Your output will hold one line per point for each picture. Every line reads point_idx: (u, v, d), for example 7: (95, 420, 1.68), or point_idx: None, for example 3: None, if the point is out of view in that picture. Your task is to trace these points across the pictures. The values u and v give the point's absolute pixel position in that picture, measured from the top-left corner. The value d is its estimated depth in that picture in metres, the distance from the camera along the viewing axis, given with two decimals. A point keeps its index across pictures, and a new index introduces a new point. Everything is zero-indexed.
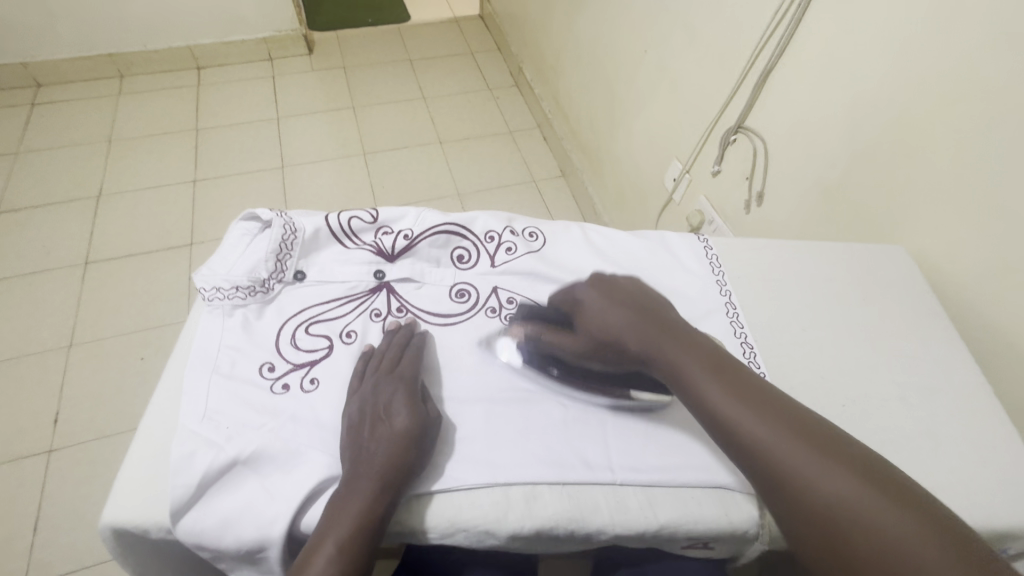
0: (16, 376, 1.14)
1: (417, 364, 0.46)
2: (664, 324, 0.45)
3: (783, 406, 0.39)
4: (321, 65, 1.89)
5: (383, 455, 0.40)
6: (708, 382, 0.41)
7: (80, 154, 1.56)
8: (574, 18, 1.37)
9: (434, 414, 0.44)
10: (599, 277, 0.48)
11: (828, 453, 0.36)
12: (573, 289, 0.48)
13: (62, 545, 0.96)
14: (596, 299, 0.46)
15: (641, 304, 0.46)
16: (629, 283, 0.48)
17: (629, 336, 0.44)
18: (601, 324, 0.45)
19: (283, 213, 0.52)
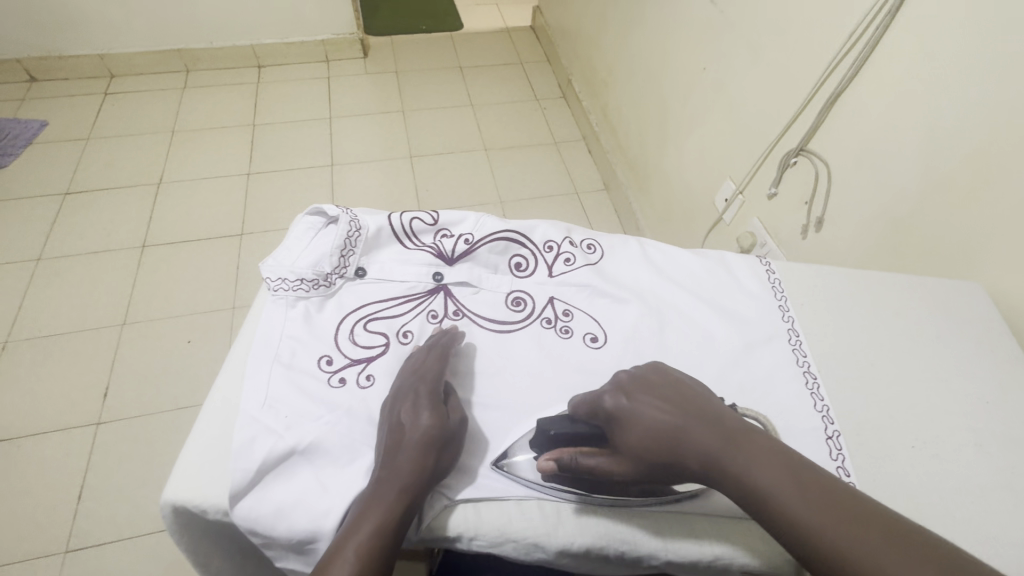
0: (73, 349, 1.20)
1: (441, 365, 0.45)
2: (717, 424, 0.37)
3: (840, 491, 0.33)
4: (374, 69, 1.94)
5: (404, 458, 0.39)
6: (792, 501, 0.33)
7: (145, 142, 1.63)
8: (629, 33, 1.37)
9: (456, 417, 0.42)
10: (625, 376, 0.41)
11: (944, 559, 0.29)
12: (601, 396, 0.40)
13: (103, 516, 1.00)
14: (632, 404, 0.38)
15: (685, 403, 0.38)
16: (660, 377, 0.40)
17: (683, 454, 0.36)
18: (644, 436, 0.37)
19: (349, 210, 0.53)
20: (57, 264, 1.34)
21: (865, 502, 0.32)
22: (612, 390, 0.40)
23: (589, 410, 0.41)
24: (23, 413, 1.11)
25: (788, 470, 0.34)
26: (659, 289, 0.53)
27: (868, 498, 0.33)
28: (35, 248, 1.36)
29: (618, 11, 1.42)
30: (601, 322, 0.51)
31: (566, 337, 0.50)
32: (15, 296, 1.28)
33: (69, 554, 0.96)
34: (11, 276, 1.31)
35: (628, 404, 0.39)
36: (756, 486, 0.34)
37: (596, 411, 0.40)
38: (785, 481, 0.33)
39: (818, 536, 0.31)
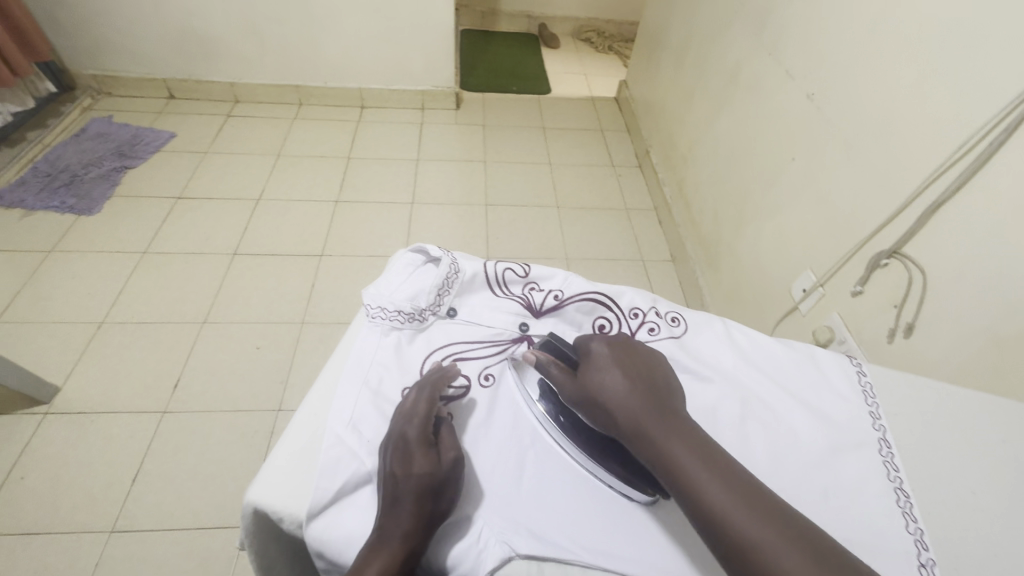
0: (157, 338, 1.30)
1: (427, 410, 0.44)
2: (665, 399, 0.42)
3: (732, 471, 0.36)
4: (464, 120, 2.08)
5: (402, 512, 0.39)
6: (690, 463, 0.37)
7: (253, 161, 1.81)
8: (716, 116, 1.41)
9: (450, 460, 0.42)
10: (620, 337, 0.47)
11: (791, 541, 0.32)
12: (589, 341, 0.47)
13: (151, 502, 1.04)
14: (604, 354, 0.44)
15: (651, 374, 0.43)
16: (647, 351, 0.46)
17: (620, 403, 0.41)
18: (599, 386, 0.43)
19: (450, 252, 0.57)
20: (159, 259, 1.47)
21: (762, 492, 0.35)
22: (600, 342, 0.46)
23: (577, 351, 0.47)
24: (103, 391, 1.19)
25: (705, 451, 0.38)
26: (743, 374, 0.52)
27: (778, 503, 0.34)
28: (143, 242, 1.51)
29: (707, 95, 1.47)
30: None
31: None
32: (118, 282, 1.41)
33: (115, 534, 1.00)
34: (119, 264, 1.45)
35: (602, 355, 0.45)
36: (665, 438, 0.39)
37: (581, 353, 0.47)
38: (693, 450, 0.37)
39: (705, 497, 0.35)
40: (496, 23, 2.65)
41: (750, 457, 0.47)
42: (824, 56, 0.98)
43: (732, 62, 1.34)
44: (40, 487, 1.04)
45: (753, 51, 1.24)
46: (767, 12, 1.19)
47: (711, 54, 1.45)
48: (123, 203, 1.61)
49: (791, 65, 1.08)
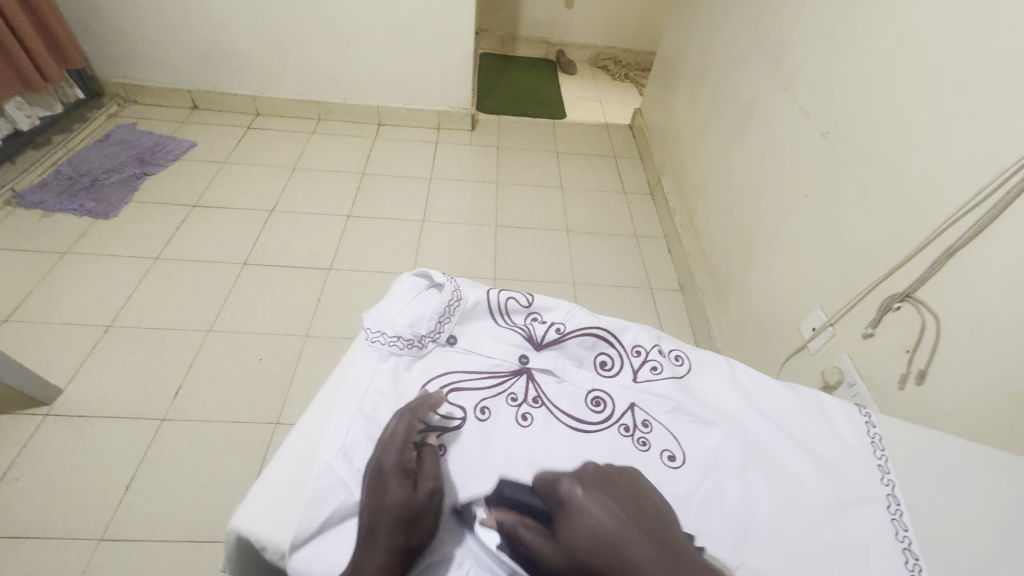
0: (161, 344, 1.31)
1: (404, 440, 0.44)
2: (668, 541, 0.38)
3: None
4: (478, 141, 2.11)
5: (376, 544, 0.38)
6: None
7: (269, 173, 1.84)
8: (730, 148, 1.41)
9: (428, 489, 0.42)
10: (588, 469, 0.42)
11: None
12: (559, 479, 0.41)
13: (142, 512, 1.03)
14: (586, 495, 0.39)
15: (638, 511, 0.39)
16: (623, 484, 0.41)
17: (632, 558, 0.35)
18: (588, 535, 0.37)
19: (454, 279, 0.57)
20: (170, 265, 1.49)
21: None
22: (571, 480, 0.41)
23: (545, 494, 0.41)
24: (104, 395, 1.19)
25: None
26: (746, 419, 0.51)
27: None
28: (156, 248, 1.53)
29: (721, 128, 1.47)
30: (680, 441, 0.49)
31: (643, 451, 0.48)
32: (128, 287, 1.42)
33: (103, 542, 0.98)
34: (131, 268, 1.47)
35: (580, 496, 0.39)
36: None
37: (552, 495, 0.41)
38: None
39: None
40: (514, 48, 2.70)
41: (752, 508, 0.45)
42: (838, 96, 0.99)
43: (747, 96, 1.35)
44: (33, 490, 1.04)
45: (768, 87, 1.25)
46: (783, 50, 1.20)
47: (726, 87, 1.46)
48: (139, 209, 1.64)
49: (806, 103, 1.09)
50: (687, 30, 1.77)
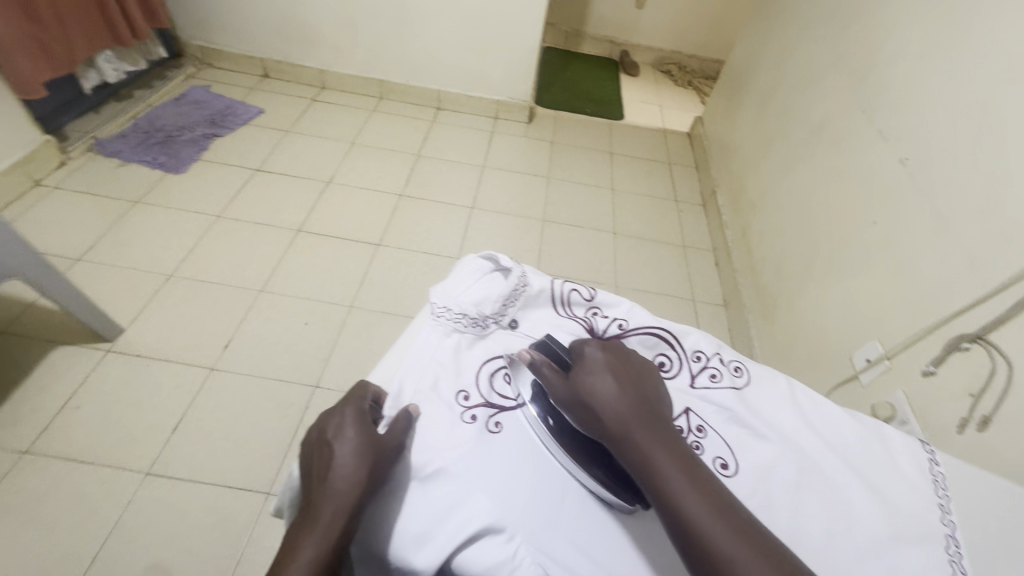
0: (216, 298, 1.37)
1: (362, 401, 0.47)
2: (651, 408, 0.43)
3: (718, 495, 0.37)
4: (533, 135, 2.11)
5: (340, 471, 0.41)
6: (669, 468, 0.38)
7: (329, 145, 1.89)
8: (795, 166, 1.37)
9: (392, 437, 0.44)
10: (612, 344, 0.48)
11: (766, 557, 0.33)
12: (585, 344, 0.48)
13: (186, 453, 1.09)
14: (597, 360, 0.45)
15: (640, 384, 0.45)
16: (639, 364, 0.47)
17: (615, 409, 0.42)
18: (589, 383, 0.44)
19: (520, 265, 0.58)
20: (230, 224, 1.56)
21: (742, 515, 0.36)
22: (594, 347, 0.47)
23: (570, 356, 0.48)
24: (160, 339, 1.26)
25: (682, 455, 0.39)
26: (804, 439, 0.50)
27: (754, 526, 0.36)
28: (218, 206, 1.60)
29: (788, 145, 1.43)
30: (735, 451, 0.49)
31: (696, 454, 0.48)
32: (190, 240, 1.49)
33: (149, 476, 1.05)
34: (195, 223, 1.54)
35: (597, 360, 0.45)
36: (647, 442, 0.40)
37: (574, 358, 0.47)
38: (673, 460, 0.38)
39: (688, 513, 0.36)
40: (578, 45, 2.69)
41: (803, 527, 0.44)
42: (922, 122, 0.95)
43: (820, 115, 1.30)
44: (91, 419, 1.11)
45: (845, 107, 1.21)
46: (866, 70, 1.15)
47: (799, 103, 1.42)
48: (206, 167, 1.72)
49: (885, 126, 1.05)
50: (761, 41, 1.72)
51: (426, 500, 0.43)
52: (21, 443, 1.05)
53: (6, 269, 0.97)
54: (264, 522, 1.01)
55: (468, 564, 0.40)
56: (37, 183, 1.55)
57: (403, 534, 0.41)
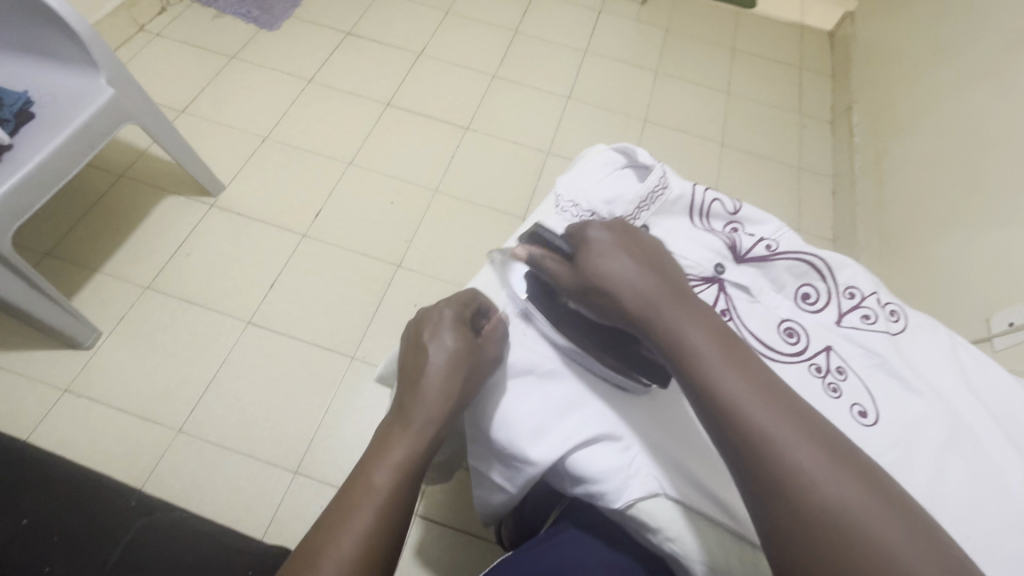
0: (308, 166, 1.38)
1: (462, 306, 0.43)
2: (675, 285, 0.38)
3: (766, 380, 0.34)
4: (645, 19, 1.84)
5: (434, 378, 0.39)
6: (705, 350, 0.35)
7: (422, 12, 1.74)
8: (975, 82, 1.12)
9: (493, 347, 0.41)
10: (616, 220, 0.42)
11: (823, 442, 0.31)
12: (588, 226, 0.41)
13: (282, 308, 1.17)
14: (606, 239, 0.40)
15: (658, 263, 0.40)
16: (651, 240, 0.42)
17: (634, 292, 0.37)
18: (602, 273, 0.38)
19: (660, 164, 0.51)
20: (321, 90, 1.52)
21: (793, 398, 0.33)
22: (597, 225, 0.41)
23: (571, 237, 0.41)
24: (258, 200, 1.31)
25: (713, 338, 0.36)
26: (959, 401, 0.44)
27: (806, 412, 0.33)
28: (311, 70, 1.56)
29: (970, 55, 1.17)
30: (876, 400, 0.44)
31: (832, 397, 0.44)
32: (284, 104, 1.48)
33: (251, 325, 1.14)
34: (289, 86, 1.51)
35: (607, 241, 0.39)
36: (677, 328, 0.36)
37: (575, 240, 0.41)
38: (708, 345, 0.35)
39: (732, 406, 0.33)
40: None
41: (942, 492, 0.40)
42: None
43: None
44: (200, 266, 1.20)
45: None
46: None
47: (1003, 3, 1.12)
48: (298, 25, 1.64)
49: None
50: None
51: (540, 396, 0.41)
52: (144, 279, 1.17)
53: (122, 111, 0.99)
54: (349, 381, 1.10)
55: (584, 465, 0.39)
56: (141, 29, 1.55)
57: (515, 428, 0.40)
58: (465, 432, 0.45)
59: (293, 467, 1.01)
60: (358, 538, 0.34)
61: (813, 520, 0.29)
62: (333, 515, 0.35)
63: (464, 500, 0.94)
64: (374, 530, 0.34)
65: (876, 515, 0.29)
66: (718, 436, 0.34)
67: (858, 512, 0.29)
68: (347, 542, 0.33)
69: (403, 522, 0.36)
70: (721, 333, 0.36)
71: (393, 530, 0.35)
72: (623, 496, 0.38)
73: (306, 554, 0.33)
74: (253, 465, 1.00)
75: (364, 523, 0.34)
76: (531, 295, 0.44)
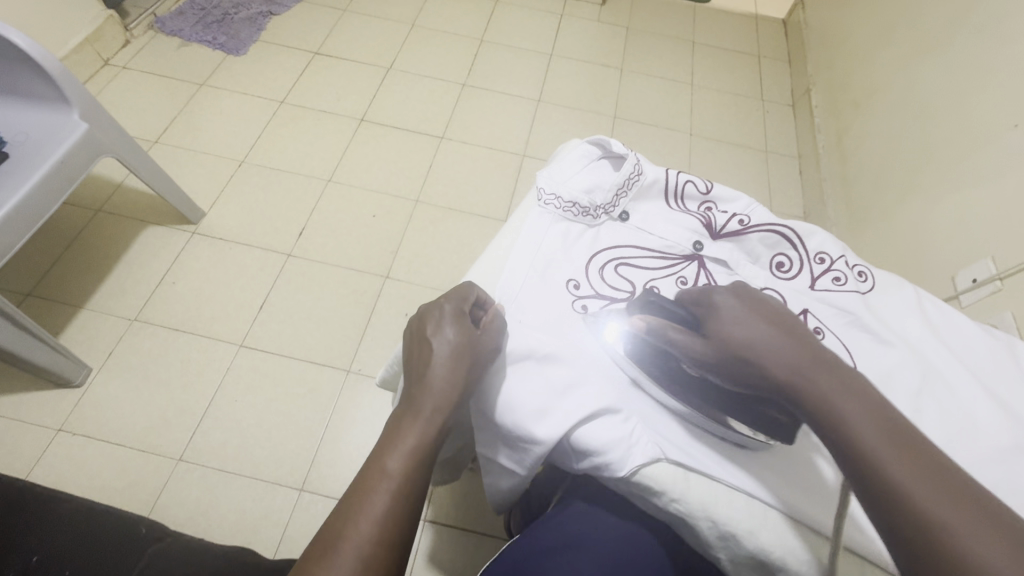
0: (287, 186, 1.39)
1: (461, 299, 0.45)
2: (813, 355, 0.37)
3: (937, 465, 0.31)
4: (606, 19, 1.89)
5: (440, 367, 0.41)
6: (857, 427, 0.33)
7: (387, 27, 1.76)
8: (922, 56, 1.18)
9: (492, 334, 0.43)
10: (743, 288, 0.42)
11: (1021, 546, 0.28)
12: (713, 293, 0.42)
13: (272, 329, 1.17)
14: (734, 305, 0.40)
15: (799, 337, 0.39)
16: (783, 305, 0.41)
17: (771, 362, 0.37)
18: (736, 341, 0.38)
19: (633, 152, 0.54)
20: (294, 111, 1.53)
21: (966, 486, 0.30)
22: (723, 291, 0.42)
23: (696, 305, 0.42)
24: (240, 224, 1.31)
25: (878, 415, 0.34)
26: (928, 349, 0.48)
27: (1002, 510, 0.29)
28: (282, 91, 1.56)
29: (914, 32, 1.23)
30: (852, 354, 0.47)
31: None
32: (257, 127, 1.48)
33: (243, 348, 1.14)
34: (262, 108, 1.52)
35: (735, 309, 0.40)
36: (829, 401, 0.35)
37: (701, 308, 0.42)
38: (862, 420, 0.34)
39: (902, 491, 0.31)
40: None
41: None
42: None
43: None
44: (187, 293, 1.20)
45: None
46: None
47: None
48: (265, 49, 1.65)
49: None
50: None
51: (541, 378, 0.43)
52: (131, 311, 1.16)
53: (97, 144, 0.99)
54: (347, 394, 1.11)
55: (588, 440, 0.41)
56: (106, 63, 1.54)
57: (519, 411, 0.42)
58: (471, 419, 0.47)
59: (298, 484, 1.01)
60: (378, 518, 0.35)
61: None
62: (349, 500, 0.36)
63: (471, 499, 0.96)
64: (391, 510, 0.36)
65: None
66: (885, 522, 0.31)
67: None
68: (366, 523, 0.35)
69: (416, 504, 0.37)
70: (890, 411, 0.35)
71: (409, 510, 0.37)
72: (627, 464, 0.40)
73: (326, 538, 0.35)
74: (257, 486, 1.00)
75: (380, 505, 0.36)
76: (652, 363, 0.44)
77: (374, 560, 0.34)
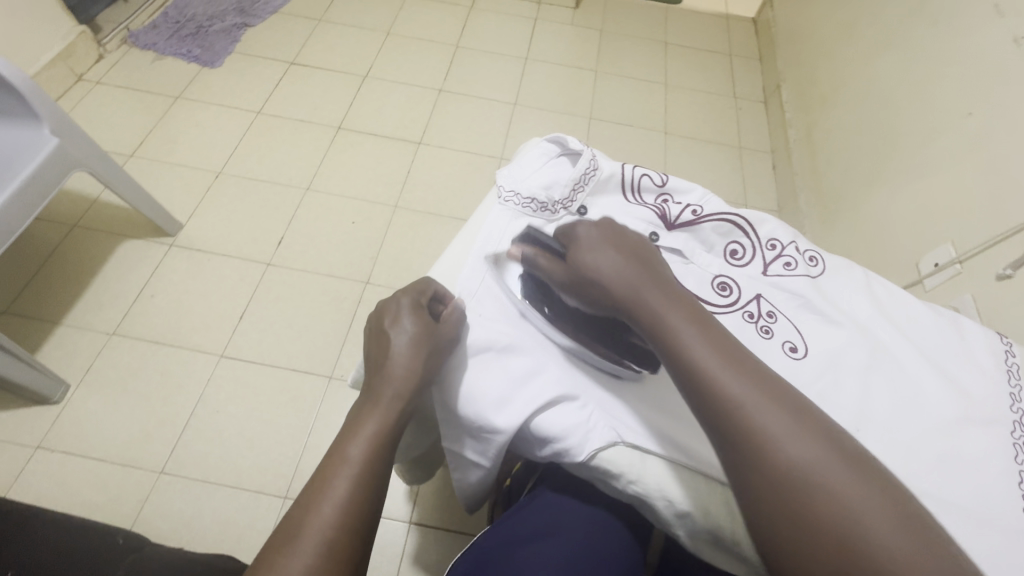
0: (265, 195, 1.39)
1: (419, 293, 0.46)
2: (658, 278, 0.42)
3: (742, 358, 0.36)
4: (580, 22, 1.92)
5: (398, 360, 0.42)
6: (682, 333, 0.38)
7: (363, 36, 1.77)
8: (882, 50, 1.22)
9: (450, 327, 0.44)
10: (604, 220, 0.46)
11: (795, 413, 0.34)
12: (575, 225, 0.45)
13: (253, 338, 1.17)
14: (592, 235, 0.44)
15: (648, 262, 0.43)
16: (635, 234, 0.45)
17: (616, 283, 0.41)
18: (592, 267, 0.42)
19: (590, 148, 0.55)
20: (271, 121, 1.53)
21: (763, 373, 0.36)
22: (586, 223, 0.45)
23: (562, 237, 0.46)
24: (218, 235, 1.31)
25: (694, 318, 0.39)
26: (877, 328, 0.49)
27: (785, 389, 0.35)
28: (258, 102, 1.57)
29: (874, 27, 1.27)
30: (804, 335, 0.49)
31: (765, 338, 0.49)
32: (234, 138, 1.49)
33: (223, 358, 1.14)
34: (238, 119, 1.52)
35: (594, 241, 0.44)
36: (663, 312, 0.39)
37: (565, 238, 0.46)
38: (685, 326, 0.38)
39: (712, 384, 0.35)
40: None
41: (868, 409, 0.45)
42: None
43: None
44: (166, 306, 1.20)
45: None
46: None
47: None
48: (240, 60, 1.66)
49: None
50: None
51: (500, 368, 0.44)
52: (109, 325, 1.16)
53: (69, 159, 0.99)
54: (329, 401, 1.11)
55: (547, 426, 0.42)
56: (80, 79, 1.54)
57: (480, 401, 0.43)
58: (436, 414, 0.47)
59: (282, 492, 1.01)
60: (338, 506, 0.36)
61: (787, 487, 0.31)
62: (310, 491, 0.37)
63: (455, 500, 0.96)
64: (352, 500, 0.37)
65: (851, 487, 0.31)
66: (697, 408, 0.36)
67: (833, 484, 0.31)
68: (327, 512, 0.36)
69: (379, 493, 0.38)
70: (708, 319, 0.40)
71: (371, 499, 0.37)
72: (585, 448, 0.42)
73: (287, 528, 0.35)
74: (241, 495, 1.00)
75: (341, 494, 0.36)
76: (526, 292, 0.48)
77: (336, 548, 0.35)
